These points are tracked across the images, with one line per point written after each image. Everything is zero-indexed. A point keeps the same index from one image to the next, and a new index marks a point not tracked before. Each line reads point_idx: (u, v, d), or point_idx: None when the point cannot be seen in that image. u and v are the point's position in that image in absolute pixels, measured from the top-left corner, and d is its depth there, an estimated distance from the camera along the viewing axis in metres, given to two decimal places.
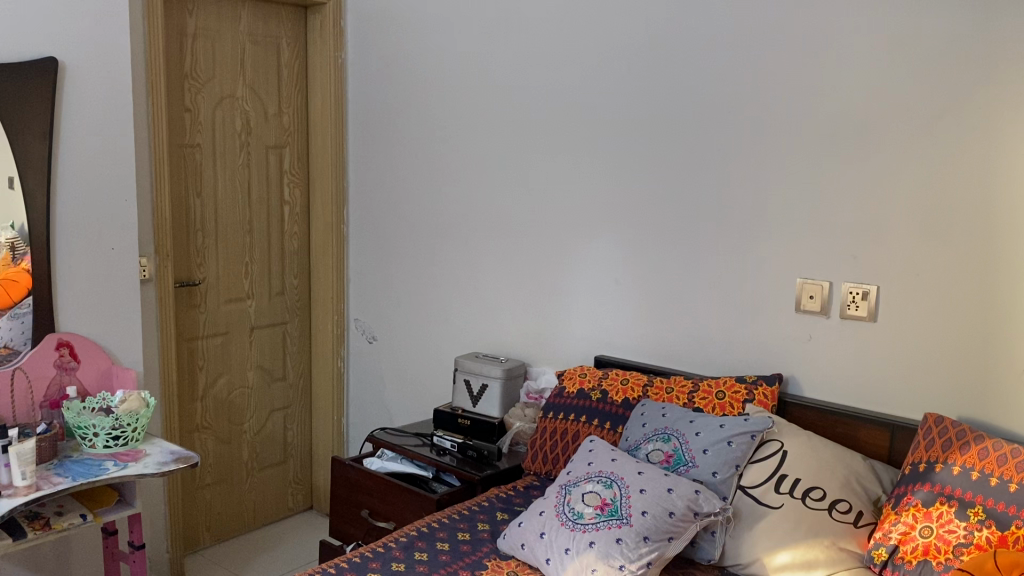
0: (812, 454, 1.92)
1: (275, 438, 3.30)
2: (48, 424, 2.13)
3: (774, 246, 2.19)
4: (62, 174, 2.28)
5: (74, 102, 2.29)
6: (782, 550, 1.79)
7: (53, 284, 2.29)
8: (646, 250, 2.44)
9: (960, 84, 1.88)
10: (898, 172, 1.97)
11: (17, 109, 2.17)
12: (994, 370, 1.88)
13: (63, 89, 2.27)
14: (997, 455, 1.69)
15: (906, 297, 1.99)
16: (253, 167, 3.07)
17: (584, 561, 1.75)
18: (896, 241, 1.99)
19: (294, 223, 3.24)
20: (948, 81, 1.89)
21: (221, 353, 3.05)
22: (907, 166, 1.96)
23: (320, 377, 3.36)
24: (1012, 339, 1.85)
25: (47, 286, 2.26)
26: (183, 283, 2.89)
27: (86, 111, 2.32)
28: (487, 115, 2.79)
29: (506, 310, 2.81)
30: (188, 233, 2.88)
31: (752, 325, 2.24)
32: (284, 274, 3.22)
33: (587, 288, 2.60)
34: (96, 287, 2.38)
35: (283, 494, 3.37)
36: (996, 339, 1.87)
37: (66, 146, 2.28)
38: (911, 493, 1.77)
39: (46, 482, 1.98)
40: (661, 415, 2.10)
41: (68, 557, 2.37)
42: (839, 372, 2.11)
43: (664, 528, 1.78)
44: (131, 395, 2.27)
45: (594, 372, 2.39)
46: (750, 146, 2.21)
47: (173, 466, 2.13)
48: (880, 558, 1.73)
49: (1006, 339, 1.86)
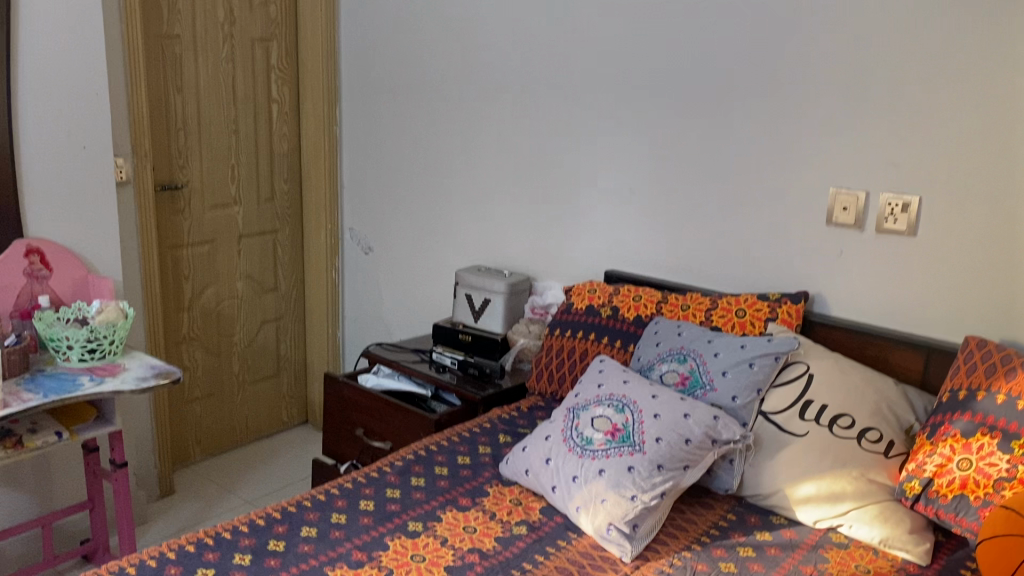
0: (842, 378, 1.78)
1: (267, 350, 3.17)
2: (18, 337, 1.98)
3: (805, 153, 2.00)
4: (22, 64, 2.06)
5: None
6: (806, 482, 1.65)
7: (19, 186, 2.10)
8: (663, 157, 2.25)
9: None
10: (951, 69, 1.76)
11: None
12: None
13: None
14: None
15: (954, 219, 1.80)
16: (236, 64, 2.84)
17: (593, 490, 1.61)
18: (943, 147, 1.80)
19: (284, 124, 3.03)
20: None
21: (207, 261, 2.88)
22: (962, 62, 1.75)
23: (315, 290, 3.21)
24: None
25: (12, 189, 2.08)
26: (165, 187, 2.70)
27: None
28: (492, 6, 2.55)
29: (511, 224, 2.64)
30: (168, 132, 2.67)
31: (779, 244, 2.07)
32: (273, 179, 3.03)
33: (597, 197, 2.41)
34: (66, 193, 2.20)
35: (277, 407, 3.26)
36: None
37: (25, 33, 2.06)
38: (949, 423, 1.62)
39: (14, 398, 1.84)
40: (677, 335, 1.94)
41: (47, 475, 2.26)
42: (874, 297, 1.94)
43: (678, 455, 1.64)
44: (108, 305, 2.12)
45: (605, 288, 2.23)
46: (784, 40, 1.99)
47: (154, 383, 1.99)
48: (912, 492, 1.60)
49: None
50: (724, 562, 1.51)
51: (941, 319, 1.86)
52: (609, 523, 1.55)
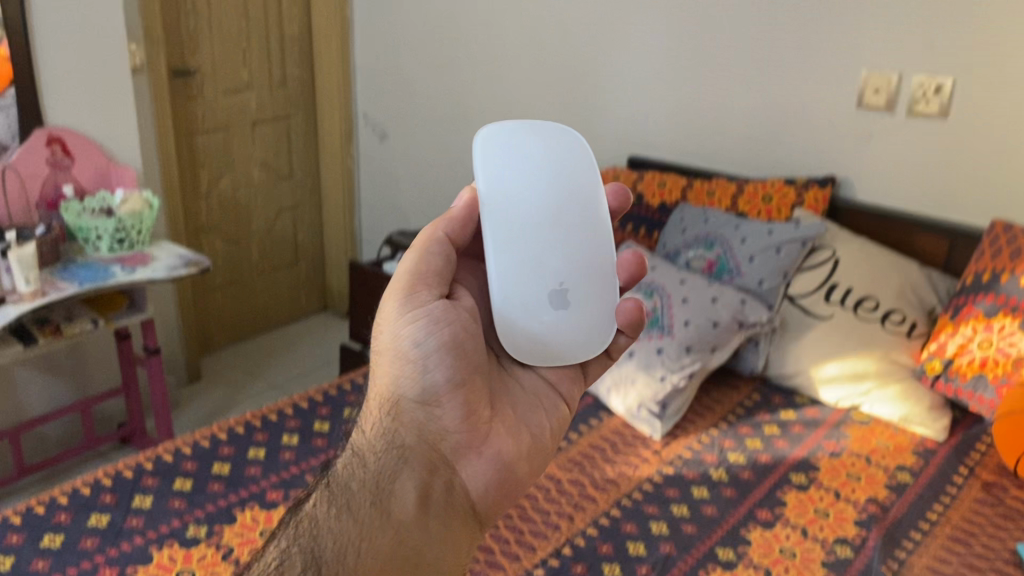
0: (869, 262, 1.79)
1: (285, 238, 3.06)
2: (15, 132, 2.01)
3: (842, 30, 1.90)
4: None
5: None
6: (829, 362, 1.69)
7: (27, 20, 1.97)
8: (689, 43, 2.16)
9: None
10: None
11: None
12: None
13: None
14: None
15: (971, 64, 1.74)
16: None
17: (623, 372, 1.63)
18: (977, 34, 1.72)
19: (293, 4, 2.81)
20: None
21: (222, 150, 2.72)
22: None
23: (331, 146, 3.02)
24: None
25: (22, 31, 1.95)
26: (177, 74, 2.51)
27: None
28: None
29: (510, 15, 2.50)
30: (178, 17, 2.47)
31: (696, 10, 2.12)
32: (284, 64, 2.84)
33: (625, 83, 2.32)
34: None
35: (295, 293, 3.17)
36: None
37: None
38: (972, 304, 1.65)
39: (52, 287, 1.85)
40: (645, 64, 2.26)
41: (83, 366, 2.23)
42: (849, 97, 1.93)
43: (779, 292, 1.81)
44: (132, 194, 2.10)
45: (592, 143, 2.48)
46: None
47: (185, 272, 1.99)
48: (932, 372, 1.64)
49: None
50: (783, 410, 1.67)
51: (948, 150, 1.82)
52: (640, 404, 1.58)
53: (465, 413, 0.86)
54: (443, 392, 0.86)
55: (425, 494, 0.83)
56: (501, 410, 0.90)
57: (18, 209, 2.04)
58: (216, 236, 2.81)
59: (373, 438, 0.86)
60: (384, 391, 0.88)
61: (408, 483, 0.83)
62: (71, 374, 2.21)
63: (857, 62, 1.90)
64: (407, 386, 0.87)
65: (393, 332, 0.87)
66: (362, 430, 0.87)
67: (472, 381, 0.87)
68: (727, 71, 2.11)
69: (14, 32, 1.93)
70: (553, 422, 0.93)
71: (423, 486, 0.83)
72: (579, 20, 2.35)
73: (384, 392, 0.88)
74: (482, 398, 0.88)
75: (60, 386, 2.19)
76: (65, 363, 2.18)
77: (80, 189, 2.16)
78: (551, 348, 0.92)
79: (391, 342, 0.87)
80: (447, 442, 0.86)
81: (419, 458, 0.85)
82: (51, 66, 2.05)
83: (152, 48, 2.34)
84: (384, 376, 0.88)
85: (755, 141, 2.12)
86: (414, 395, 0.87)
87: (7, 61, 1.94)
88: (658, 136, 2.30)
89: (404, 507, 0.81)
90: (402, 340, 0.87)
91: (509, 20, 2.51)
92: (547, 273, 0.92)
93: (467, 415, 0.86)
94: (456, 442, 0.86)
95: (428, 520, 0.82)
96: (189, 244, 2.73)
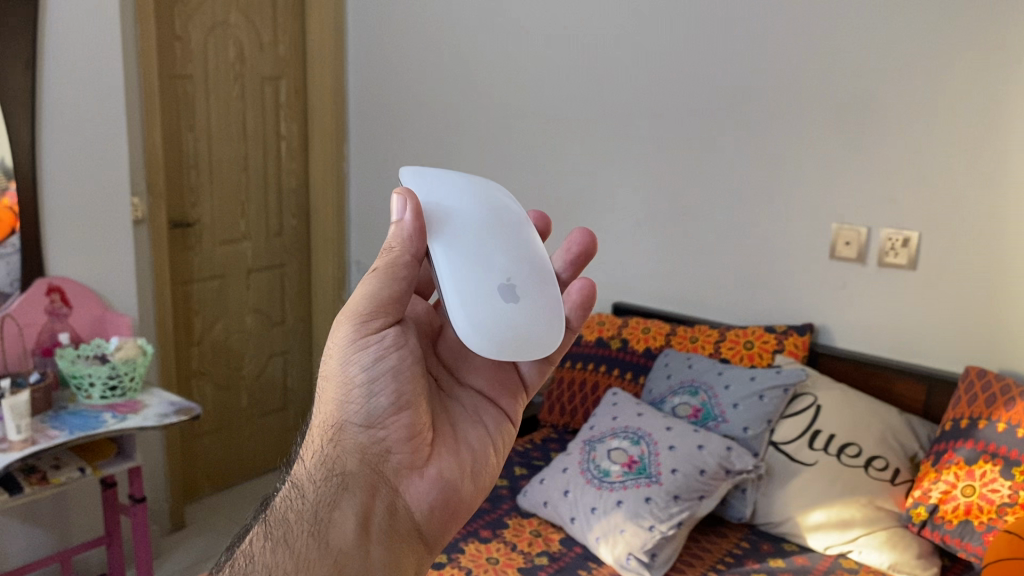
0: (850, 409, 1.83)
1: (276, 384, 3.08)
2: (16, 279, 2.07)
3: (811, 187, 2.02)
4: (47, 43, 2.05)
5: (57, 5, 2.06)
6: (816, 509, 1.70)
7: (37, 175, 2.07)
8: (668, 197, 2.28)
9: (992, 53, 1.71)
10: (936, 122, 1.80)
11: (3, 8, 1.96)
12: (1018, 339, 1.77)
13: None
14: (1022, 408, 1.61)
15: (933, 217, 1.84)
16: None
17: (611, 521, 1.63)
18: (936, 191, 1.83)
19: (292, 160, 2.95)
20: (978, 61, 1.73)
21: (217, 296, 2.79)
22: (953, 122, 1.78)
23: (323, 295, 3.09)
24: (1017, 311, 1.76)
25: (31, 184, 2.05)
26: (177, 224, 2.61)
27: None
28: (515, 47, 2.53)
29: (499, 172, 2.64)
30: (180, 171, 2.60)
31: (673, 165, 2.25)
32: (281, 214, 2.96)
33: (609, 233, 2.42)
34: (85, 47, 2.13)
35: (283, 439, 3.15)
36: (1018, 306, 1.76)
37: (50, 25, 2.05)
38: (952, 450, 1.67)
39: (42, 435, 1.85)
40: (627, 216, 2.37)
41: (65, 514, 2.20)
42: (822, 248, 2.03)
43: (763, 439, 1.83)
44: (127, 342, 2.14)
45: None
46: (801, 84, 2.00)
47: (175, 419, 1.99)
48: (919, 518, 1.65)
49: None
50: (771, 558, 1.66)
51: (919, 299, 1.89)
52: (628, 553, 1.58)
53: (409, 434, 0.84)
54: (387, 413, 0.84)
55: (367, 519, 0.81)
56: (443, 431, 0.89)
57: (15, 357, 2.06)
58: (205, 382, 2.83)
59: (312, 468, 0.83)
60: (328, 416, 0.85)
61: (348, 508, 0.80)
62: (52, 523, 2.17)
63: (827, 216, 2.01)
64: (350, 407, 0.84)
65: (338, 358, 0.85)
66: (304, 455, 0.85)
67: (417, 402, 0.85)
68: (705, 223, 2.22)
69: (21, 183, 2.04)
70: (494, 439, 0.92)
71: (366, 511, 0.81)
72: (563, 175, 2.49)
73: (327, 416, 0.85)
74: (426, 420, 0.86)
75: (40, 535, 2.15)
76: (47, 511, 2.16)
77: (76, 335, 2.19)
78: (514, 329, 0.89)
79: (335, 366, 0.85)
80: (390, 461, 0.84)
81: (362, 482, 0.82)
82: (55, 216, 2.13)
83: (154, 202, 2.44)
84: (329, 400, 0.86)
85: (734, 289, 2.20)
86: (357, 418, 0.84)
87: (13, 210, 2.03)
88: (641, 283, 2.39)
89: (344, 533, 0.79)
90: (349, 364, 0.84)
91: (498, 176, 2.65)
92: (492, 269, 0.93)
93: (411, 436, 0.84)
94: (399, 462, 0.84)
95: (371, 546, 0.80)
96: (179, 390, 2.75)
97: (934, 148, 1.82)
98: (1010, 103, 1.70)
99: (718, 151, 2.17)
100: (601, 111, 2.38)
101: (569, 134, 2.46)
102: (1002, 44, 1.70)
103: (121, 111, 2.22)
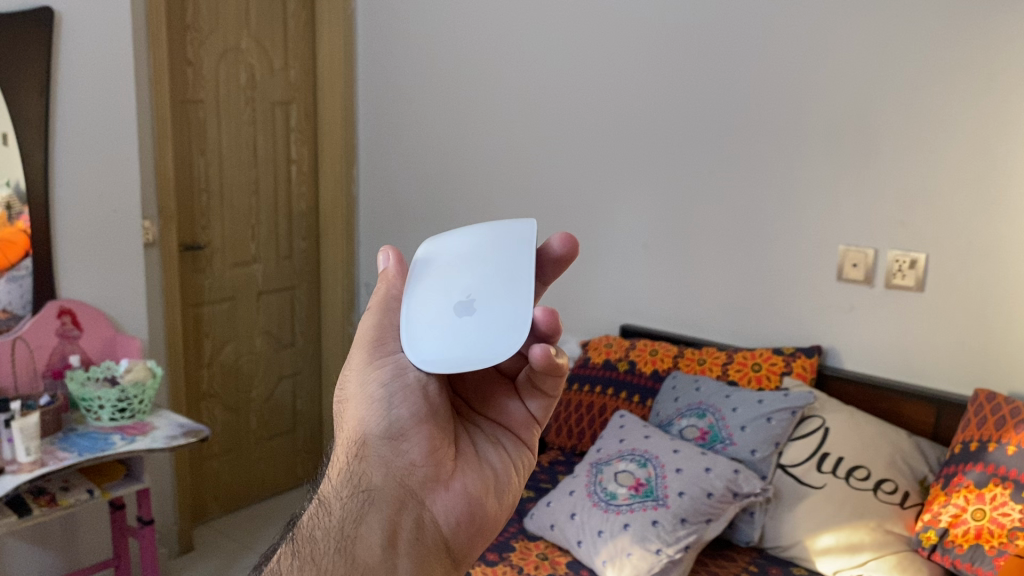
0: (858, 432, 1.82)
1: (285, 407, 3.09)
2: (28, 302, 2.09)
3: (818, 209, 2.02)
4: (61, 68, 2.09)
5: (72, 31, 2.10)
6: (825, 532, 1.69)
7: (50, 198, 2.10)
8: (675, 220, 2.28)
9: (1000, 77, 1.72)
10: (944, 144, 1.81)
11: (18, 34, 2.00)
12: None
13: (59, 26, 2.07)
14: None
15: (941, 239, 1.84)
16: (290, 22, 2.84)
17: (618, 544, 1.63)
18: (944, 214, 1.83)
19: (302, 183, 2.98)
20: (984, 83, 1.74)
21: (226, 319, 2.80)
22: (962, 144, 1.78)
23: (332, 318, 3.10)
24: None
25: (43, 208, 2.08)
26: (187, 247, 2.64)
27: (84, 25, 2.12)
28: (523, 71, 2.56)
29: (507, 195, 2.65)
30: (191, 194, 2.62)
31: (680, 188, 2.26)
32: (291, 237, 2.98)
33: (616, 255, 2.43)
34: (98, 73, 2.16)
35: (292, 462, 3.15)
36: None
37: (64, 51, 2.09)
38: (962, 474, 1.66)
39: (51, 457, 1.86)
40: (635, 238, 2.38)
41: (74, 536, 2.21)
42: (830, 270, 2.03)
43: (771, 462, 1.82)
44: (137, 364, 2.14)
45: (585, 311, 2.57)
46: (809, 108, 2.00)
47: (183, 441, 2.00)
48: (929, 542, 1.63)
49: None
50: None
51: (928, 320, 1.89)
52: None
53: (431, 448, 0.85)
54: (409, 427, 0.85)
55: (393, 533, 0.82)
56: (466, 447, 0.89)
57: (25, 378, 2.08)
58: (215, 404, 2.84)
59: (338, 484, 0.85)
60: (351, 433, 0.87)
61: (373, 523, 0.82)
62: (61, 546, 2.18)
63: (835, 238, 2.01)
64: (372, 423, 0.85)
65: (358, 378, 0.88)
66: (330, 473, 0.87)
67: (437, 418, 0.86)
68: (712, 246, 2.22)
69: (34, 206, 2.06)
70: (517, 457, 0.92)
71: (391, 526, 0.82)
72: (571, 197, 2.50)
73: (351, 433, 0.87)
74: (447, 434, 0.87)
75: (48, 558, 2.16)
76: (56, 533, 2.17)
77: (87, 358, 2.21)
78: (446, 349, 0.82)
79: (356, 385, 0.87)
80: (414, 475, 0.84)
81: (387, 497, 0.84)
82: (67, 239, 2.16)
83: (165, 226, 2.47)
84: (351, 415, 0.87)
85: (742, 310, 2.20)
86: (379, 433, 0.85)
87: (26, 233, 2.06)
88: (649, 305, 2.39)
89: (370, 547, 0.81)
90: (368, 383, 0.87)
91: (506, 198, 2.66)
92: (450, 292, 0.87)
93: (432, 450, 0.85)
94: (423, 476, 0.85)
95: (397, 558, 0.82)
96: (188, 412, 2.76)
97: (940, 170, 1.82)
98: (1016, 124, 1.71)
99: (725, 173, 2.17)
100: (608, 133, 2.40)
101: (576, 156, 2.47)
102: (1006, 67, 1.71)
103: (133, 135, 2.25)
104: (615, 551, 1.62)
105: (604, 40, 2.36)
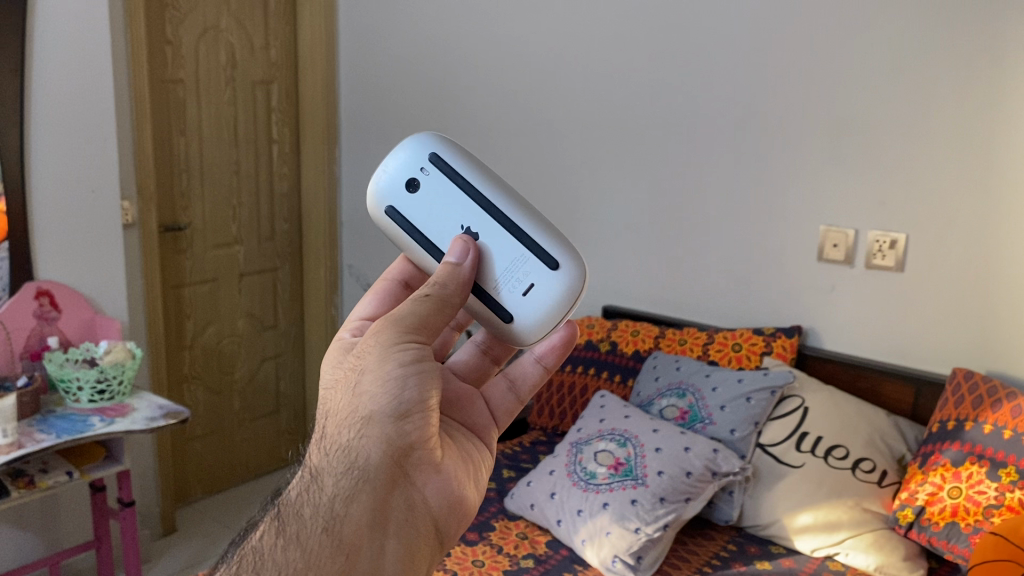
0: (837, 411, 1.83)
1: (267, 389, 3.07)
2: (5, 285, 2.07)
3: (800, 191, 2.02)
4: (36, 49, 2.06)
5: (46, 11, 2.06)
6: (803, 512, 1.69)
7: (27, 180, 2.08)
8: (657, 200, 2.28)
9: (979, 61, 1.72)
10: (925, 125, 1.81)
11: None
12: (1006, 341, 1.77)
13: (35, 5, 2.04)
14: (1012, 408, 1.61)
15: (921, 220, 1.84)
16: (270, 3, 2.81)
17: (597, 523, 1.63)
18: (925, 195, 1.83)
19: (283, 164, 2.96)
20: (961, 67, 1.74)
21: (208, 300, 2.79)
22: (943, 125, 1.78)
23: (315, 300, 3.09)
24: (1005, 315, 1.76)
25: (19, 190, 2.05)
26: (168, 228, 2.62)
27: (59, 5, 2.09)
28: (506, 50, 2.53)
29: None
30: (171, 174, 2.60)
31: (661, 170, 2.26)
32: (273, 218, 2.96)
33: (599, 235, 2.42)
34: (73, 54, 2.13)
35: (275, 444, 3.14)
36: (1008, 309, 1.76)
37: (39, 30, 2.06)
38: (939, 452, 1.67)
39: (29, 439, 1.84)
40: (618, 219, 2.37)
41: (54, 517, 2.20)
42: (810, 251, 2.03)
43: (750, 441, 1.82)
44: (116, 346, 2.13)
45: None
46: (788, 90, 2.00)
47: (163, 422, 1.99)
48: (906, 519, 1.64)
49: (1015, 308, 1.75)
50: (758, 561, 1.65)
51: (908, 300, 1.89)
52: (613, 556, 1.57)
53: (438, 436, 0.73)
54: (421, 412, 0.72)
55: (387, 522, 0.70)
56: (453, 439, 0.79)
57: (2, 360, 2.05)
58: (197, 386, 2.83)
59: (333, 458, 0.71)
60: (351, 406, 0.72)
61: (365, 504, 0.69)
62: (41, 527, 2.17)
63: (816, 220, 2.00)
64: (380, 393, 0.71)
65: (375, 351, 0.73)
66: (320, 443, 0.72)
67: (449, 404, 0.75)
68: (694, 227, 2.22)
69: (11, 190, 2.04)
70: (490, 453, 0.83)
71: (386, 513, 0.70)
72: (554, 178, 2.49)
73: (348, 403, 0.72)
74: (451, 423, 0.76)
75: (29, 540, 2.15)
76: (36, 515, 2.16)
77: (66, 339, 2.19)
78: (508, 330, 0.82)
79: (368, 359, 0.73)
80: (412, 456, 0.72)
81: (388, 482, 0.70)
82: (44, 222, 2.13)
83: (144, 206, 2.44)
84: (355, 386, 0.73)
85: (724, 291, 2.20)
86: (388, 411, 0.71)
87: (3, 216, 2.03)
88: (631, 287, 2.38)
89: (361, 533, 0.68)
90: (385, 360, 0.73)
91: None
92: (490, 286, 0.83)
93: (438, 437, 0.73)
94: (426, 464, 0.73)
95: (387, 549, 0.69)
96: (171, 393, 2.75)
97: (922, 151, 1.82)
98: (1000, 105, 1.70)
99: (705, 156, 2.17)
100: (590, 116, 2.38)
101: (559, 136, 2.46)
102: (989, 49, 1.70)
103: (110, 116, 2.23)
104: (592, 534, 1.62)
105: (587, 23, 2.34)
